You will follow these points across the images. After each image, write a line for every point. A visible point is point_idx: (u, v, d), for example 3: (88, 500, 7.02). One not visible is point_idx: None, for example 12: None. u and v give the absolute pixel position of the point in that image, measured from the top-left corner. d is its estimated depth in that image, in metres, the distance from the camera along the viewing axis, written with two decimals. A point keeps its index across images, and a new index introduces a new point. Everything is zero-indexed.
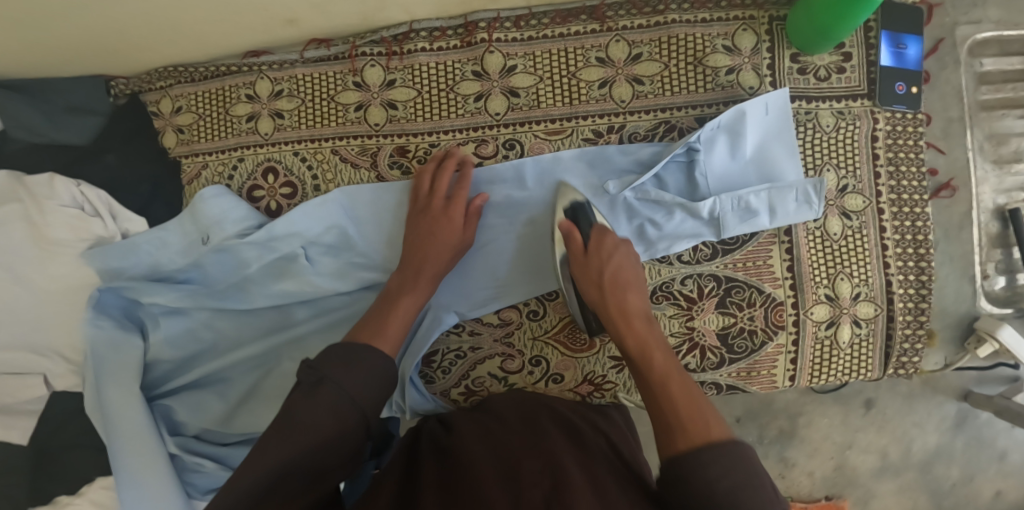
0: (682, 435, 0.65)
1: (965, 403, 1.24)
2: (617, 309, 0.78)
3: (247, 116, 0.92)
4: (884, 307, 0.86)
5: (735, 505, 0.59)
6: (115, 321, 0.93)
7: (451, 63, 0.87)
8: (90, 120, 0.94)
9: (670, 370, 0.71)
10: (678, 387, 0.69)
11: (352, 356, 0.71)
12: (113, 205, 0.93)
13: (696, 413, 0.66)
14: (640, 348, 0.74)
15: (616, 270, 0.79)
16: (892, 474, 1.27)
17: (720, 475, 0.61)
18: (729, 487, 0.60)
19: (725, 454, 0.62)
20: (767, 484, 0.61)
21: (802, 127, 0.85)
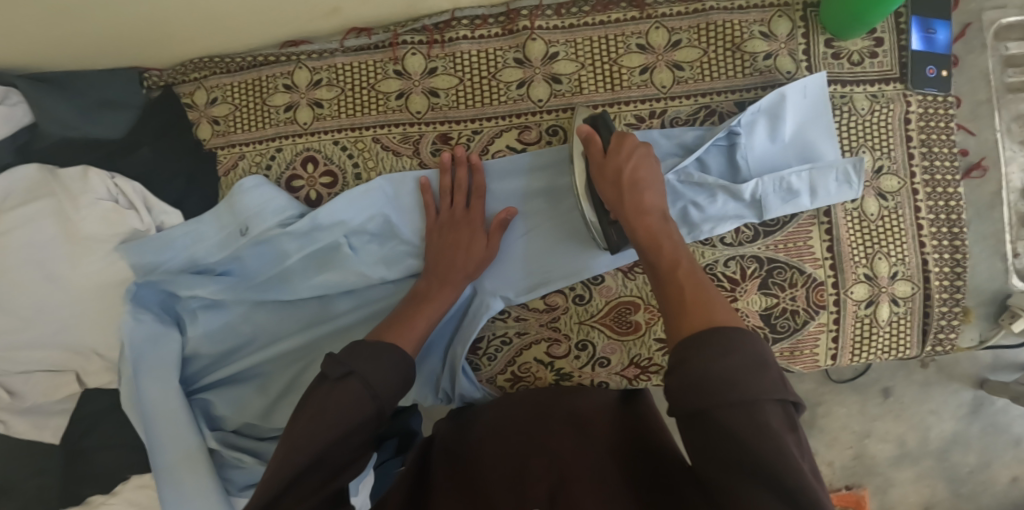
0: (701, 309, 0.61)
1: (981, 390, 1.25)
2: (634, 204, 0.73)
3: (286, 106, 0.92)
4: (920, 285, 0.88)
5: (730, 382, 0.54)
6: (154, 314, 0.92)
7: (493, 51, 0.88)
8: (123, 113, 0.93)
9: (688, 263, 0.67)
10: (694, 278, 0.65)
11: (378, 353, 0.69)
12: (149, 198, 0.91)
13: (710, 302, 0.62)
14: (652, 238, 0.71)
15: (632, 167, 0.75)
16: (911, 462, 1.28)
17: (727, 346, 0.56)
18: (737, 367, 0.54)
19: (733, 335, 0.57)
20: (778, 372, 0.55)
21: (838, 110, 0.87)
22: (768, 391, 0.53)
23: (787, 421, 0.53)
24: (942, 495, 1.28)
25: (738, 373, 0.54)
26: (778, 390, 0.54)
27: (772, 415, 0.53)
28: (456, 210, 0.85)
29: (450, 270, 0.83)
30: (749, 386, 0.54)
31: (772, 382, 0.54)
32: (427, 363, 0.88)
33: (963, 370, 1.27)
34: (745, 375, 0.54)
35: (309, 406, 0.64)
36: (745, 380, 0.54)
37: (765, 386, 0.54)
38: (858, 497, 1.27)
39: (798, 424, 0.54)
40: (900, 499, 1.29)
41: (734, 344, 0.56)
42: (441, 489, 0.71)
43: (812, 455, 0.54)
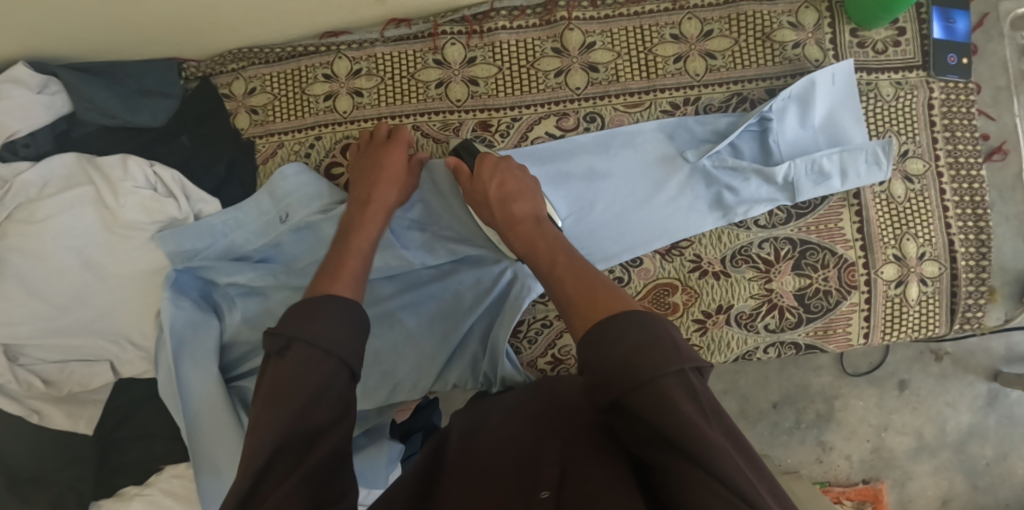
0: (579, 309, 0.64)
1: (996, 382, 1.28)
2: (506, 219, 0.78)
3: (325, 95, 0.94)
4: (948, 266, 0.91)
5: (631, 367, 0.56)
6: (193, 302, 0.92)
7: (531, 41, 0.90)
8: (162, 101, 0.94)
9: (567, 260, 0.71)
10: (571, 271, 0.69)
11: (311, 306, 0.64)
12: (188, 187, 0.92)
13: (589, 292, 0.65)
14: (529, 250, 0.75)
15: (498, 186, 0.80)
16: (928, 454, 1.29)
17: (611, 335, 0.59)
18: (625, 349, 0.57)
19: (619, 319, 0.60)
20: (676, 340, 0.58)
21: (865, 97, 0.90)
22: (662, 364, 0.56)
23: (688, 386, 0.56)
24: (959, 487, 1.29)
25: (630, 356, 0.57)
26: (672, 354, 0.56)
27: (675, 385, 0.55)
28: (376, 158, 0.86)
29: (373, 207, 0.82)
30: (641, 369, 0.56)
31: (667, 351, 0.57)
32: (466, 343, 0.91)
33: (977, 362, 1.29)
34: (634, 352, 0.57)
35: (262, 389, 0.60)
36: (638, 358, 0.56)
37: (662, 356, 0.56)
38: (875, 491, 1.28)
39: (699, 388, 0.56)
40: (917, 492, 1.30)
41: (624, 325, 0.59)
42: (449, 470, 0.66)
43: (723, 415, 0.57)
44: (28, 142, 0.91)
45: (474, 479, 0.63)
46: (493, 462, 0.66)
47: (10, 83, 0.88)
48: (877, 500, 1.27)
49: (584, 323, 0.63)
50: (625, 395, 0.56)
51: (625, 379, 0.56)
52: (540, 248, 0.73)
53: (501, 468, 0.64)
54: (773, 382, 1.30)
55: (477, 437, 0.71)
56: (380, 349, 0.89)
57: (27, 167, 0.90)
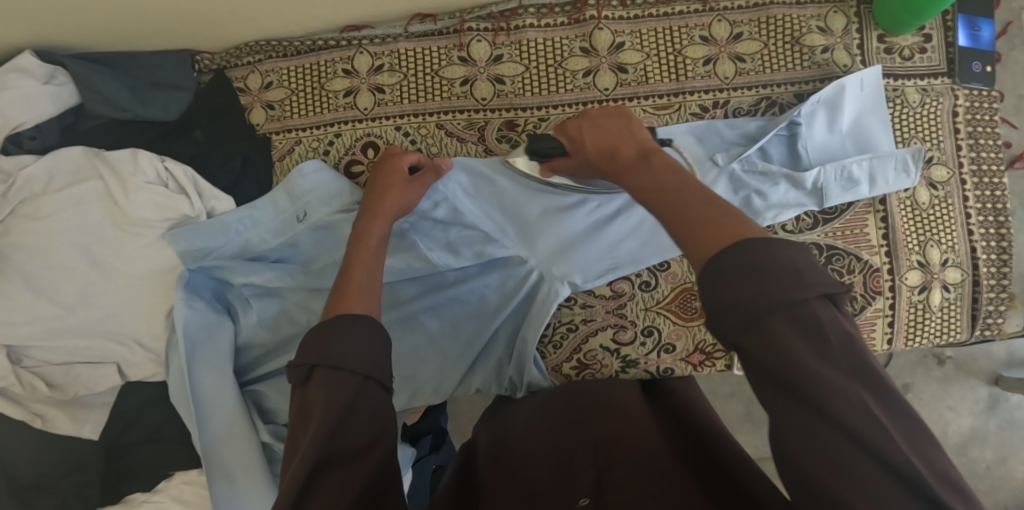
0: (708, 234, 0.51)
1: (997, 386, 1.30)
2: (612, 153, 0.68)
3: (345, 91, 0.91)
4: (969, 272, 0.92)
5: (753, 294, 0.46)
6: (207, 302, 0.89)
7: (559, 39, 0.89)
8: (175, 95, 0.90)
9: (681, 184, 0.58)
10: (676, 193, 0.57)
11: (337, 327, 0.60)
12: (200, 183, 0.88)
13: (715, 216, 0.52)
14: (629, 174, 0.64)
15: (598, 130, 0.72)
16: None
17: (743, 267, 0.47)
18: (752, 277, 0.47)
19: (764, 245, 0.48)
20: (804, 264, 0.47)
21: (892, 104, 0.91)
22: (773, 298, 0.46)
23: (806, 321, 0.45)
24: None
25: (747, 287, 0.46)
26: (810, 282, 0.46)
27: (801, 321, 0.45)
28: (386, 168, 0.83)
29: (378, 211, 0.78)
30: (757, 299, 0.46)
31: (798, 281, 0.46)
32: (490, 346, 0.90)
33: (978, 366, 1.32)
34: (765, 281, 0.46)
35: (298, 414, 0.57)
36: (770, 288, 0.46)
37: (794, 284, 0.46)
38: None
39: (823, 320, 0.45)
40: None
41: (752, 257, 0.47)
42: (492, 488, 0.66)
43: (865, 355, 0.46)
44: (32, 136, 0.87)
45: (514, 492, 0.64)
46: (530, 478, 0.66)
47: (16, 73, 0.84)
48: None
49: (704, 248, 0.51)
50: (743, 336, 0.46)
51: (736, 318, 0.46)
52: (657, 170, 0.61)
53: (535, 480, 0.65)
54: None
55: (510, 458, 0.72)
56: (400, 353, 0.88)
57: (31, 162, 0.86)
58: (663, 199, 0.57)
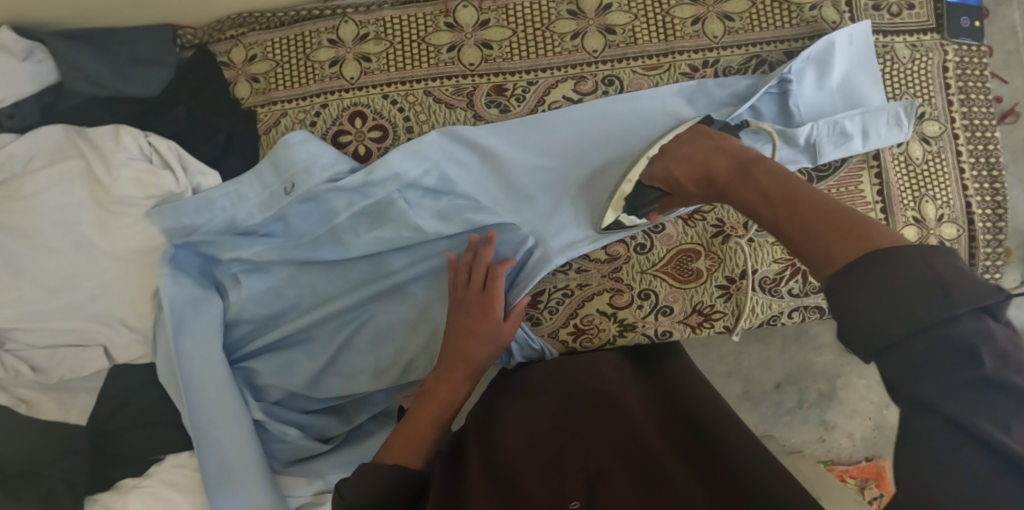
0: (839, 245, 0.50)
1: None
2: (728, 176, 0.68)
3: (331, 61, 0.90)
4: (965, 227, 0.92)
5: (899, 307, 0.44)
6: (193, 278, 0.87)
7: (546, 3, 0.88)
8: (157, 70, 0.89)
9: (808, 203, 0.57)
10: (811, 203, 0.57)
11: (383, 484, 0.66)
12: (184, 158, 0.87)
13: (853, 231, 0.51)
14: (744, 202, 0.64)
15: (700, 153, 0.73)
16: None
17: (882, 290, 0.46)
18: (891, 297, 0.45)
19: (890, 255, 0.46)
20: (947, 276, 0.44)
21: (881, 59, 0.91)
22: (927, 311, 0.43)
23: (955, 340, 0.43)
24: None
25: (893, 298, 0.45)
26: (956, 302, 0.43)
27: (949, 341, 0.43)
28: (474, 290, 0.80)
29: (455, 370, 0.77)
30: (909, 307, 0.44)
31: (939, 299, 0.43)
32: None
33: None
34: (899, 303, 0.44)
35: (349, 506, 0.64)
36: (907, 309, 0.44)
37: (932, 304, 0.43)
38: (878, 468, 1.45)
39: (976, 338, 0.42)
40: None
41: (892, 266, 0.46)
42: (473, 481, 0.64)
43: (997, 347, 0.42)
44: (11, 113, 0.85)
45: (497, 488, 0.62)
46: (511, 475, 0.63)
47: None
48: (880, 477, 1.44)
49: (831, 257, 0.51)
50: (890, 356, 0.45)
51: (884, 334, 0.45)
52: (767, 193, 0.62)
53: (516, 476, 0.62)
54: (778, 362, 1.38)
55: (499, 446, 0.69)
56: (393, 323, 0.89)
57: (12, 139, 0.85)
58: (785, 225, 0.57)
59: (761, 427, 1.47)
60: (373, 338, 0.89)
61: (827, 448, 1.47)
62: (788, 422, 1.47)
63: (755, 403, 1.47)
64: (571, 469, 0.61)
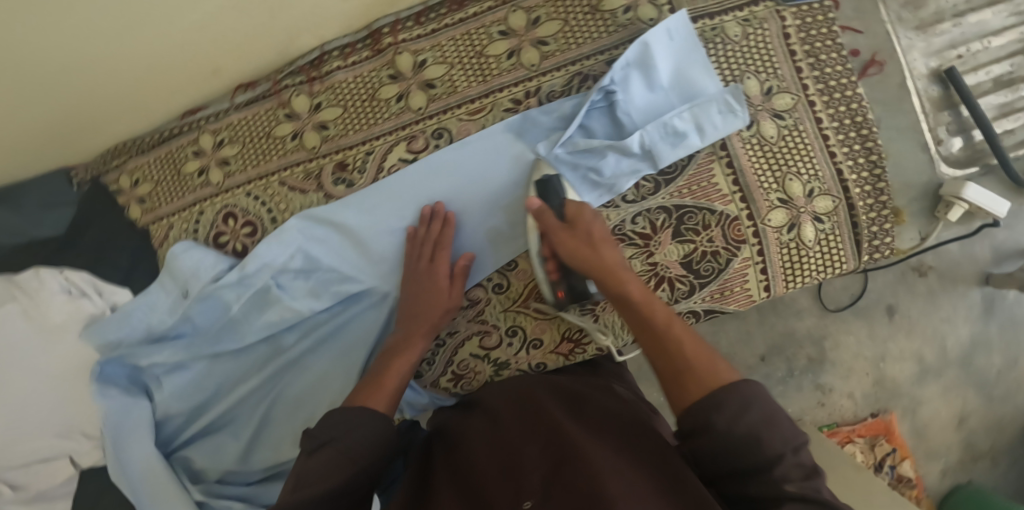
0: (691, 381, 0.61)
1: (988, 286, 1.32)
2: (602, 264, 0.77)
3: (198, 171, 0.97)
4: (841, 196, 0.88)
5: (731, 418, 0.57)
6: (122, 388, 0.97)
7: (368, 73, 0.91)
8: (63, 212, 0.99)
9: (683, 336, 0.66)
10: (676, 327, 0.68)
11: (350, 422, 0.68)
12: (99, 284, 0.96)
13: (712, 366, 0.62)
14: (634, 299, 0.72)
15: (597, 230, 0.80)
16: (934, 376, 1.36)
17: (727, 426, 0.56)
18: (743, 431, 0.56)
19: (730, 390, 0.58)
20: (782, 417, 0.57)
21: (712, 43, 0.87)
22: (762, 415, 0.57)
23: (768, 425, 0.56)
24: (973, 402, 1.36)
25: (733, 417, 0.57)
26: (792, 438, 0.56)
27: (770, 434, 0.56)
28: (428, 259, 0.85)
29: (418, 321, 0.82)
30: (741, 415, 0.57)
31: (775, 437, 0.56)
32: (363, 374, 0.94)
33: (965, 270, 1.34)
34: (734, 402, 0.57)
35: (329, 438, 0.66)
36: (740, 410, 0.57)
37: (775, 438, 0.56)
38: (886, 423, 1.35)
39: (784, 435, 0.56)
40: (931, 415, 1.36)
41: (736, 390, 0.58)
42: (438, 495, 0.63)
43: (795, 439, 0.57)
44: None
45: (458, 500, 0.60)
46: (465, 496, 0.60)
47: None
48: (891, 432, 1.34)
49: (691, 376, 0.62)
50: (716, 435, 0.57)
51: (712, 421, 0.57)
52: (641, 304, 0.71)
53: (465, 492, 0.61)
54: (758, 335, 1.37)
55: (457, 451, 0.70)
56: (299, 395, 0.96)
57: None
58: (665, 329, 0.68)
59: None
60: (287, 410, 0.96)
61: (828, 413, 1.37)
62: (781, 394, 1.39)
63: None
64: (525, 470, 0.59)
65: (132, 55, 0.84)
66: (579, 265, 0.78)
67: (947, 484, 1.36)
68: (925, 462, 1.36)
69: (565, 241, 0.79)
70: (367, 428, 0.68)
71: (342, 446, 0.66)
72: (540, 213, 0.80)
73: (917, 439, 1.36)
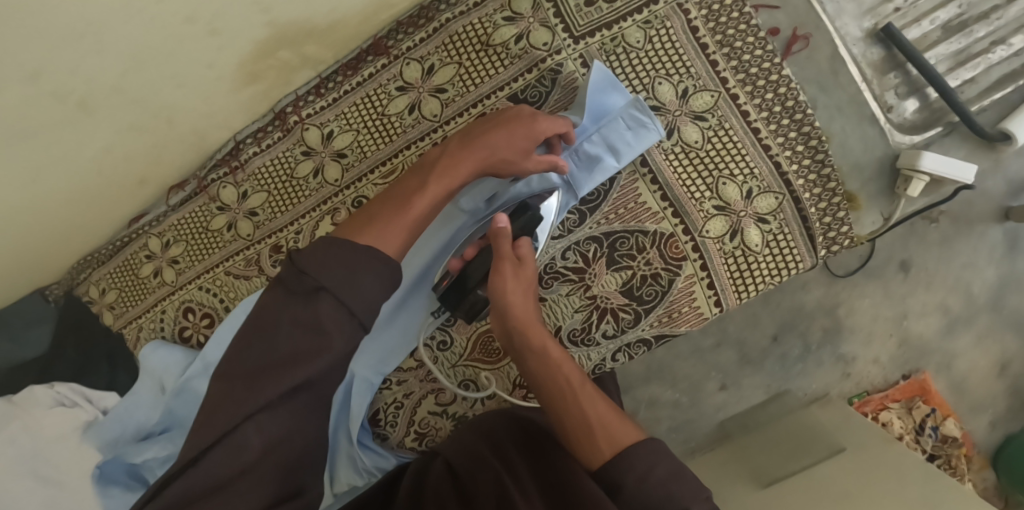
0: (605, 442, 0.65)
1: (1009, 223, 1.17)
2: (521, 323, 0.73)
3: (153, 273, 0.99)
4: (784, 191, 0.81)
5: (648, 480, 0.61)
6: (122, 485, 0.94)
7: (282, 153, 0.91)
8: (42, 329, 1.02)
9: (593, 400, 0.69)
10: (589, 393, 0.70)
11: (355, 261, 0.59)
12: (86, 391, 0.99)
13: (619, 426, 0.67)
14: (550, 364, 0.72)
15: (518, 266, 0.74)
16: (965, 325, 1.21)
17: (638, 486, 0.61)
18: (654, 488, 0.60)
19: (643, 450, 0.63)
20: (690, 474, 0.62)
21: (614, 55, 0.82)
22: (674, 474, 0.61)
23: (679, 480, 0.61)
24: (1014, 347, 1.21)
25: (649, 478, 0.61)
26: (699, 489, 0.60)
27: (684, 488, 0.60)
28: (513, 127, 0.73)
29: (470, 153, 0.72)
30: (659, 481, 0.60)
31: (683, 487, 0.60)
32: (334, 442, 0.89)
33: (980, 209, 1.19)
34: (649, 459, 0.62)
35: (329, 286, 0.57)
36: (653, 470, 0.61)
37: (688, 494, 0.60)
38: (920, 384, 1.22)
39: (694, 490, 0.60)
40: (969, 368, 1.22)
41: (649, 452, 0.63)
42: None
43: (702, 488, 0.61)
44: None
45: None
46: None
47: None
48: (927, 393, 1.21)
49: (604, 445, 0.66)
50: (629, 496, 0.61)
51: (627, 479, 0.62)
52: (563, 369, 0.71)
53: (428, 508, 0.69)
54: (766, 317, 1.23)
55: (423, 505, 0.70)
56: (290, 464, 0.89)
57: None
58: (582, 401, 0.69)
59: (773, 384, 1.24)
60: None
61: (855, 382, 1.23)
62: (802, 371, 1.23)
63: (757, 363, 1.24)
64: (483, 490, 0.67)
65: (56, 205, 0.85)
66: (499, 306, 0.73)
67: (1000, 435, 1.22)
68: (971, 418, 1.23)
69: (506, 276, 0.72)
70: (381, 286, 0.59)
71: (342, 295, 0.57)
72: (502, 234, 0.71)
73: (959, 395, 1.23)
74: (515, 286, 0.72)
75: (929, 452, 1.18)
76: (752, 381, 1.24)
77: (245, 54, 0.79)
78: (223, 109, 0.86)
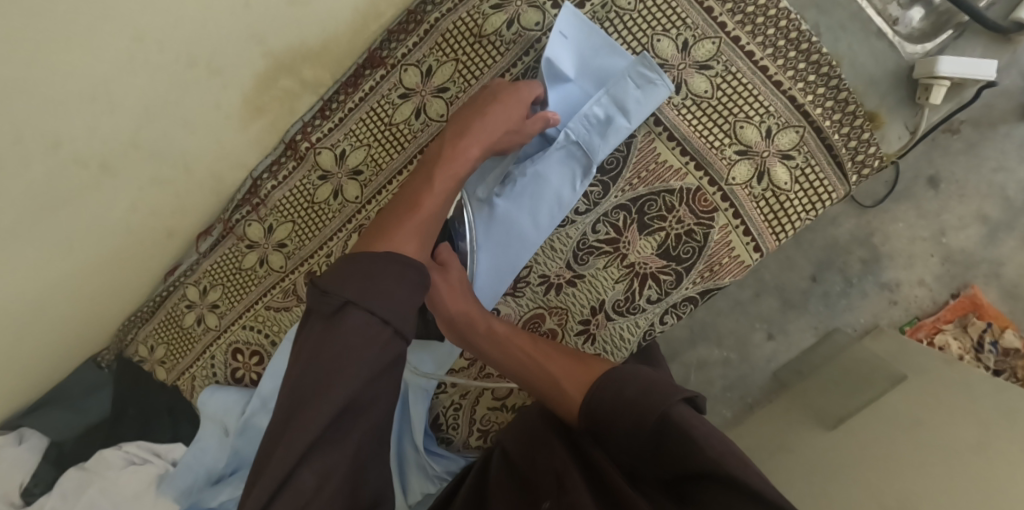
0: (573, 387, 0.70)
1: None
2: (463, 321, 0.78)
3: (196, 321, 0.99)
4: (804, 123, 0.79)
5: (635, 405, 0.63)
6: None
7: (300, 181, 0.91)
8: (103, 392, 1.05)
9: (548, 356, 0.75)
10: (537, 363, 0.75)
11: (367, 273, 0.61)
12: (154, 446, 1.02)
13: (580, 372, 0.72)
14: (499, 343, 0.78)
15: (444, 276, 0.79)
16: (1007, 230, 1.16)
17: (613, 410, 0.64)
18: (625, 406, 0.64)
19: (610, 379, 0.67)
20: (661, 382, 0.64)
21: (608, 21, 0.82)
22: (659, 393, 0.62)
23: (655, 394, 0.63)
24: None
25: (632, 402, 0.63)
26: (674, 396, 0.61)
27: (677, 407, 0.61)
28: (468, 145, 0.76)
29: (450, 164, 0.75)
30: (643, 405, 0.62)
31: (658, 399, 0.61)
32: (401, 451, 0.91)
33: (1001, 110, 1.14)
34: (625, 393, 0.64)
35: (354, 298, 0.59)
36: (635, 403, 0.63)
37: (660, 401, 0.61)
38: (971, 298, 1.17)
39: (681, 404, 0.61)
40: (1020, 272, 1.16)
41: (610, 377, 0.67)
42: None
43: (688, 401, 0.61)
44: (33, 482, 1.01)
45: None
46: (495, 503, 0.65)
47: None
48: (980, 307, 1.16)
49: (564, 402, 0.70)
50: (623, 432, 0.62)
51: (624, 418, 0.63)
52: (511, 349, 0.77)
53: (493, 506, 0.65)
54: (801, 259, 1.20)
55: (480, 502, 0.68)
56: None
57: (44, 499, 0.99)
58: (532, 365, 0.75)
59: (821, 324, 1.21)
60: None
61: (904, 309, 1.19)
62: (848, 306, 1.20)
63: (800, 306, 1.21)
64: (540, 472, 0.64)
65: (100, 271, 0.88)
66: (442, 316, 0.79)
67: None
68: None
69: (443, 290, 0.78)
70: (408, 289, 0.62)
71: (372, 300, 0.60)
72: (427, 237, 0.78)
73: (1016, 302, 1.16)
74: (454, 293, 0.78)
75: (992, 368, 1.14)
76: (798, 324, 1.22)
77: (247, 89, 0.81)
78: (235, 148, 0.88)
